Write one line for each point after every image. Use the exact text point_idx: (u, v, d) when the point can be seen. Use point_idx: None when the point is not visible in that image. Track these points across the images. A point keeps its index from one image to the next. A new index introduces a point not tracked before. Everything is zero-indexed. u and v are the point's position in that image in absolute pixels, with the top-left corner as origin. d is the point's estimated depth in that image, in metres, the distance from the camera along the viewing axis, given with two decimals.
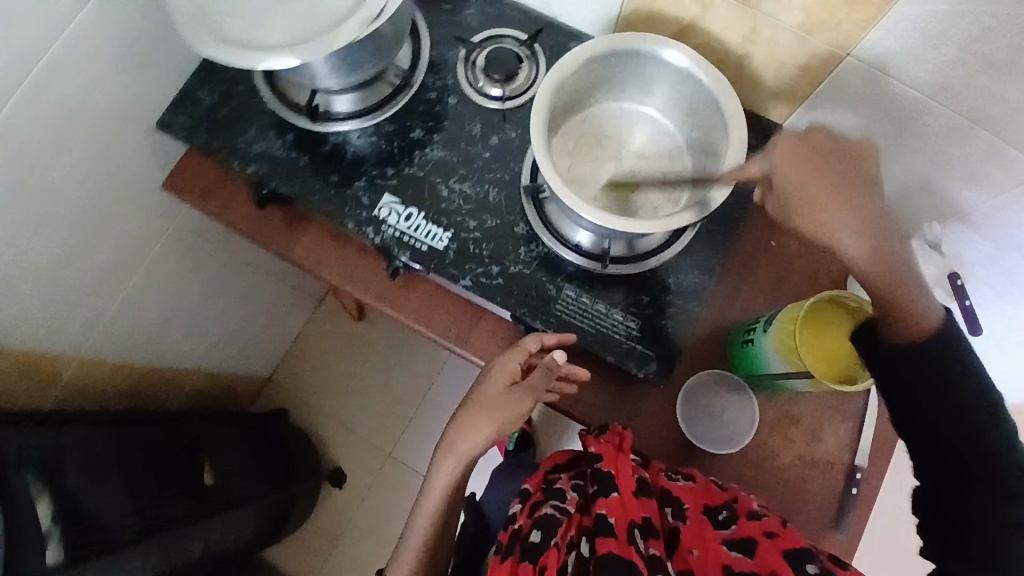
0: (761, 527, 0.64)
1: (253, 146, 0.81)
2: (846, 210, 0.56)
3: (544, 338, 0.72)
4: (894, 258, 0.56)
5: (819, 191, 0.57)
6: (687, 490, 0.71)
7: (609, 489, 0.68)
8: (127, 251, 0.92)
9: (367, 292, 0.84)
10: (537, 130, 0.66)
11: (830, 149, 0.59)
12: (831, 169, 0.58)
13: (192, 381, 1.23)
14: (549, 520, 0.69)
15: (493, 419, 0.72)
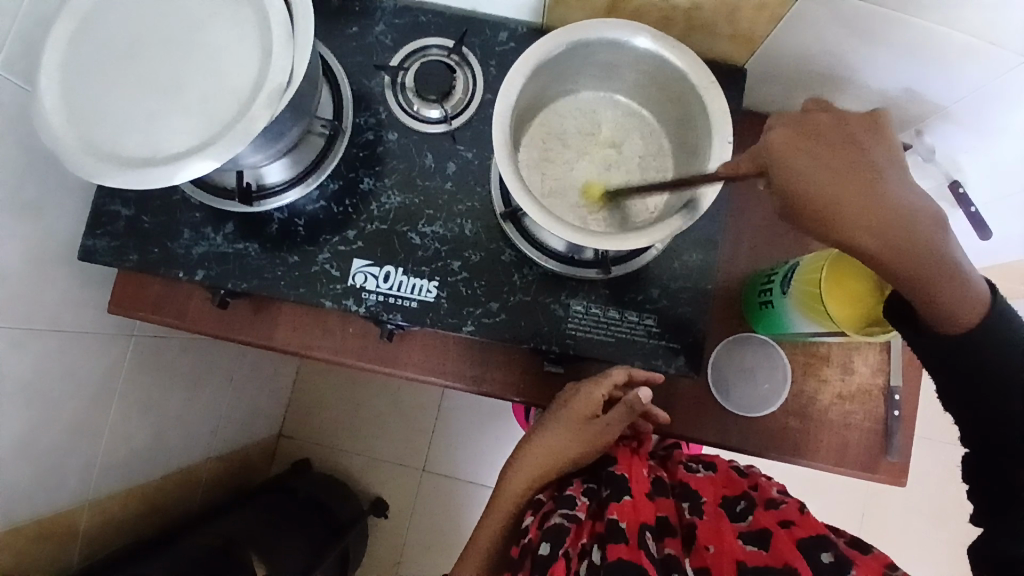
0: (777, 517, 0.61)
1: (194, 249, 0.73)
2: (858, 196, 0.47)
3: (631, 369, 0.69)
4: (923, 244, 0.47)
5: (832, 189, 0.47)
6: (705, 483, 0.70)
7: (621, 492, 0.64)
8: (95, 385, 0.85)
9: (366, 361, 0.78)
10: (501, 159, 0.59)
11: (832, 130, 0.49)
12: (839, 150, 0.49)
13: (206, 471, 1.18)
14: (558, 527, 0.62)
15: (571, 441, 0.68)
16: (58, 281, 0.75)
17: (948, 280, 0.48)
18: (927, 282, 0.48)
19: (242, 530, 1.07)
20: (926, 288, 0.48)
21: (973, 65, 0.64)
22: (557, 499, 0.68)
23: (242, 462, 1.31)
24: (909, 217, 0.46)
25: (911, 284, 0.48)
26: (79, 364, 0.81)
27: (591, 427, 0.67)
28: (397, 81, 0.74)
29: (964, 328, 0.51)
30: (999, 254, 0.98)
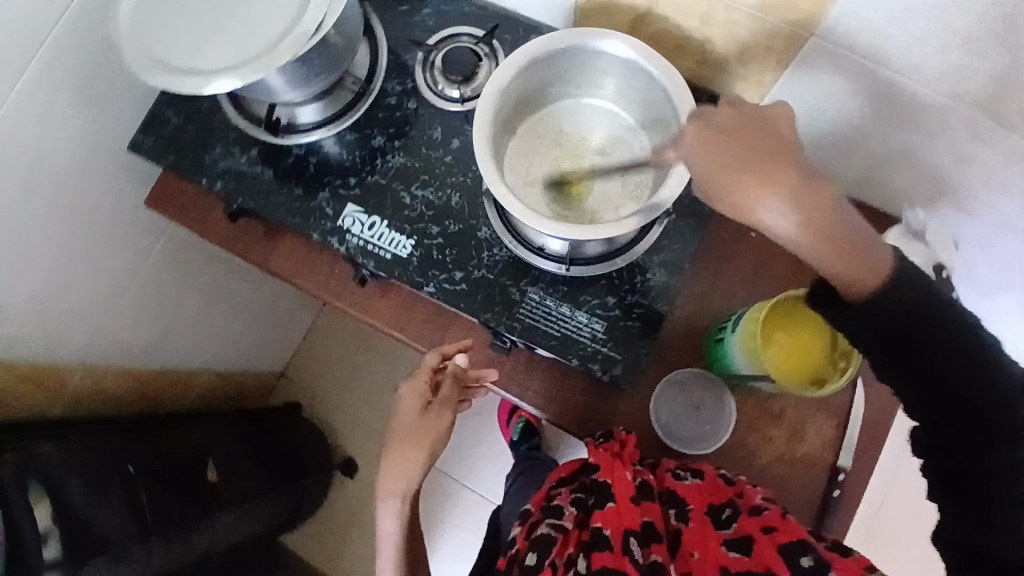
0: (761, 523, 0.61)
1: (220, 163, 0.82)
2: (758, 175, 0.51)
3: (443, 349, 0.76)
4: (821, 212, 0.50)
5: (731, 174, 0.52)
6: (691, 489, 0.68)
7: (605, 498, 0.64)
8: (117, 267, 0.97)
9: (341, 300, 0.83)
10: (479, 135, 0.64)
11: (740, 121, 0.54)
12: (742, 136, 0.53)
13: (203, 380, 1.27)
14: (543, 537, 0.65)
15: (419, 444, 0.73)
16: (109, 164, 0.88)
17: (850, 254, 0.50)
18: (837, 250, 0.50)
19: (210, 440, 1.15)
20: (835, 258, 0.51)
21: (982, 143, 0.63)
22: (544, 508, 0.70)
23: (239, 387, 1.40)
24: (813, 188, 0.50)
25: (825, 252, 0.50)
26: (108, 244, 0.93)
27: (422, 427, 0.73)
28: (428, 59, 0.81)
29: (867, 290, 0.51)
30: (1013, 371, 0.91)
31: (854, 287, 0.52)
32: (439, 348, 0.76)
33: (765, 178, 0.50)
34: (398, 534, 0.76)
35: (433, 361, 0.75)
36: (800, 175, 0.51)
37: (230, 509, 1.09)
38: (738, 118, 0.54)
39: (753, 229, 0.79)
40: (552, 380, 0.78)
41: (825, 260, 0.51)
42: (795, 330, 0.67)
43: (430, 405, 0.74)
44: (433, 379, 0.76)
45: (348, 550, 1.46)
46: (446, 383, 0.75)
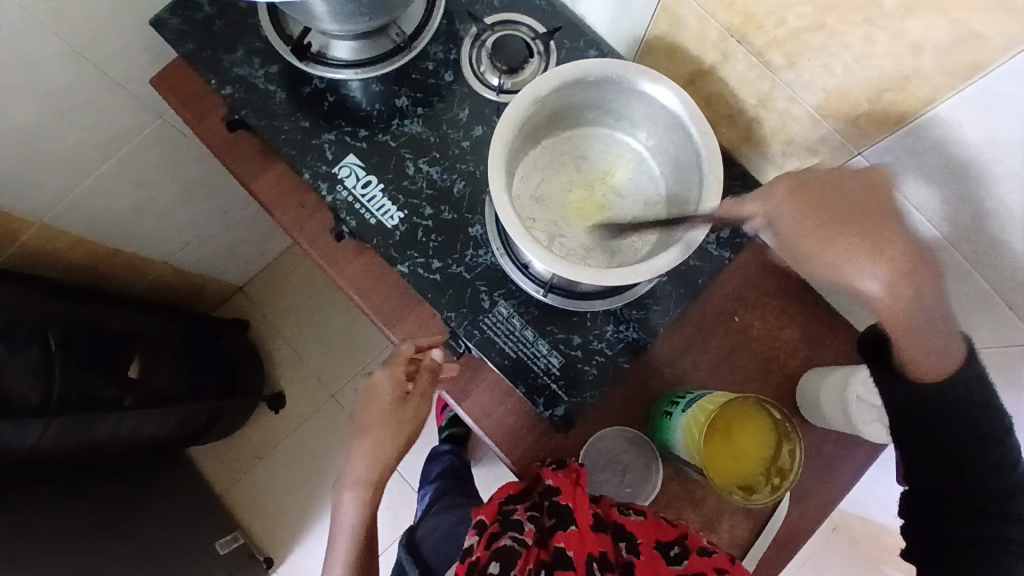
0: (710, 564, 0.64)
1: (236, 69, 0.78)
2: (862, 243, 0.48)
3: (417, 340, 0.75)
4: (923, 292, 0.48)
5: (834, 247, 0.49)
6: (639, 525, 0.68)
7: (568, 521, 0.65)
8: (104, 134, 0.92)
9: (311, 246, 0.79)
10: (500, 134, 0.61)
11: (838, 178, 0.51)
12: (850, 195, 0.50)
13: (158, 270, 1.23)
14: (507, 551, 0.64)
15: (393, 429, 0.74)
16: (125, 30, 0.83)
17: (932, 330, 0.50)
18: (924, 330, 0.50)
19: (147, 331, 1.11)
20: (914, 336, 0.50)
21: (981, 317, 0.62)
22: (501, 519, 0.68)
23: (194, 289, 1.36)
24: (922, 267, 0.48)
25: (908, 329, 0.49)
26: (101, 107, 0.88)
27: (397, 414, 0.74)
28: (480, 36, 0.76)
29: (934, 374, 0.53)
30: None
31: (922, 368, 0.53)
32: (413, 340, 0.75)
33: (868, 247, 0.48)
34: (358, 520, 0.73)
35: (406, 352, 0.73)
36: (914, 250, 0.48)
37: (146, 408, 1.05)
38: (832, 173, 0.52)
39: (737, 314, 0.77)
40: (493, 397, 0.76)
41: (900, 335, 0.50)
42: (743, 436, 0.66)
43: (406, 395, 0.74)
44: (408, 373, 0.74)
45: (250, 479, 1.44)
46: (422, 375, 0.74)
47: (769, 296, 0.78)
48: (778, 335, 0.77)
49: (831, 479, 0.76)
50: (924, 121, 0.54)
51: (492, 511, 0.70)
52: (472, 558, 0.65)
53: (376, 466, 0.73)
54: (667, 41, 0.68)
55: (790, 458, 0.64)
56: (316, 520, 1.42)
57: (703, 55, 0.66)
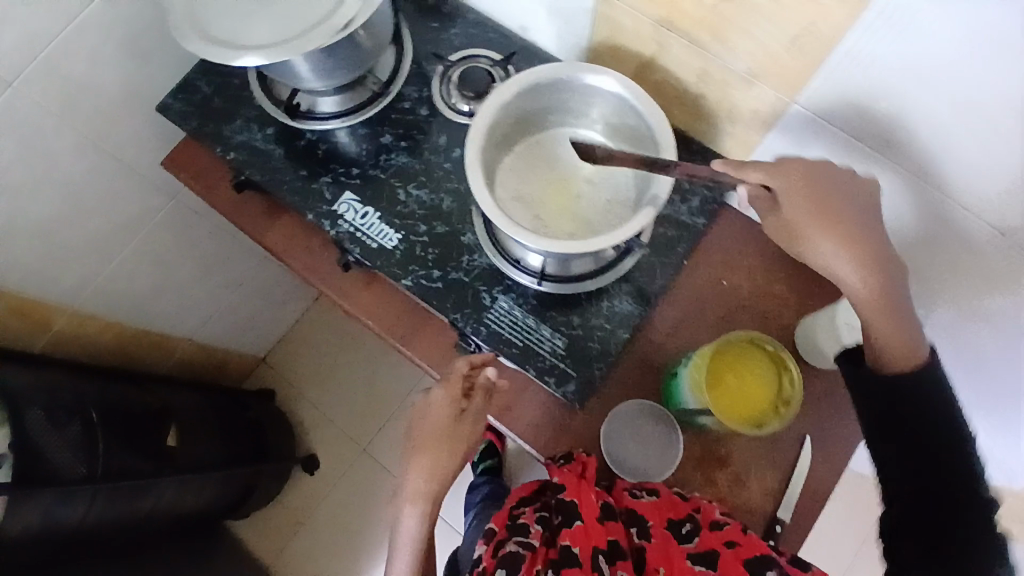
0: (721, 538, 0.68)
1: (237, 136, 0.87)
2: (840, 229, 0.60)
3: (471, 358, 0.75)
4: (891, 290, 0.60)
5: (822, 226, 0.61)
6: (651, 507, 0.71)
7: (573, 518, 0.68)
8: (124, 219, 1.02)
9: (324, 284, 0.85)
10: (473, 139, 0.68)
11: (842, 172, 0.62)
12: (847, 199, 0.61)
13: (183, 348, 1.29)
14: (513, 556, 0.67)
15: (451, 446, 0.74)
16: (137, 122, 0.94)
17: (899, 321, 0.60)
18: (891, 317, 0.60)
19: (178, 405, 1.16)
20: (882, 323, 0.60)
21: None
22: (510, 527, 0.72)
23: (219, 364, 1.42)
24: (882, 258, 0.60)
25: (880, 319, 0.60)
26: (119, 193, 0.98)
27: (456, 432, 0.74)
28: (447, 72, 0.85)
29: (900, 368, 0.61)
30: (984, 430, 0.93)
31: (886, 358, 0.61)
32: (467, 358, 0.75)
33: (846, 234, 0.60)
34: (420, 531, 0.75)
35: (461, 370, 0.74)
36: (880, 246, 0.61)
37: (184, 475, 1.09)
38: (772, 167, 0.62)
39: (725, 278, 0.82)
40: (511, 392, 0.80)
41: (875, 323, 0.61)
42: (745, 380, 0.70)
43: (463, 411, 0.75)
44: (462, 389, 0.75)
45: (294, 545, 1.44)
46: (477, 393, 0.75)
47: (752, 258, 0.83)
48: (767, 291, 0.82)
49: (848, 418, 0.78)
50: (840, 54, 0.61)
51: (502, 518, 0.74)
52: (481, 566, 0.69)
53: (436, 482, 0.74)
54: (611, 44, 0.78)
55: (790, 386, 0.69)
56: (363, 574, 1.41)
57: (643, 49, 0.75)
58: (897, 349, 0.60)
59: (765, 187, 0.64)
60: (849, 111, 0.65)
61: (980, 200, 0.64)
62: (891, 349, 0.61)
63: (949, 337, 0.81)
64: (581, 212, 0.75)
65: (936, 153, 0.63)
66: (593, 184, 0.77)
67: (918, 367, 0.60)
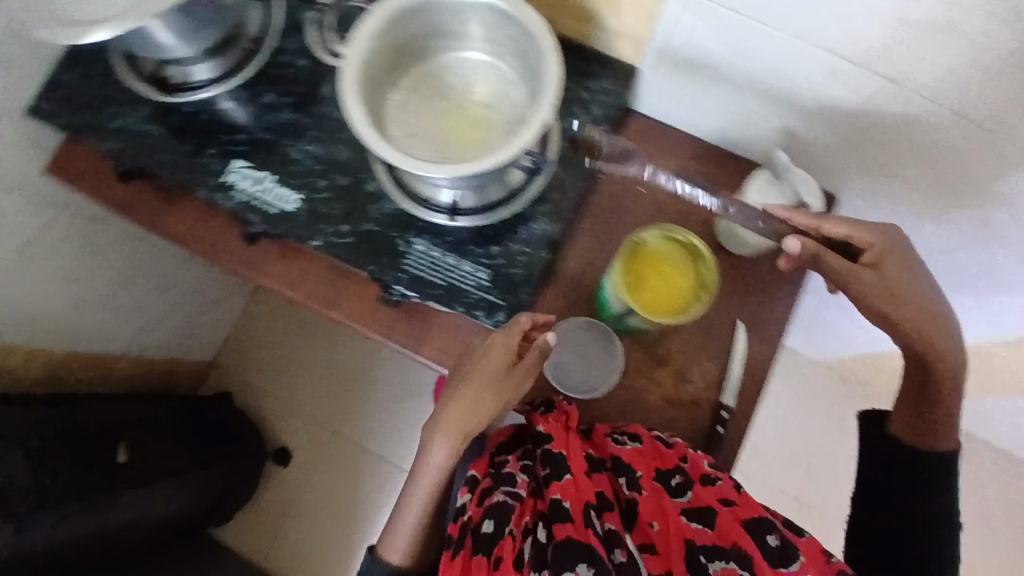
0: (716, 495, 0.64)
1: (113, 123, 0.81)
2: (900, 289, 0.65)
3: (535, 317, 0.71)
4: (956, 358, 0.67)
5: (884, 276, 0.65)
6: (636, 455, 0.68)
7: (562, 472, 0.64)
8: (20, 237, 0.96)
9: (235, 262, 0.82)
10: (347, 76, 0.63)
11: (865, 230, 0.67)
12: (886, 252, 0.66)
13: (122, 365, 1.26)
14: (500, 506, 0.64)
15: (488, 396, 0.69)
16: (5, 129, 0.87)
17: (931, 405, 0.68)
18: (948, 393, 0.67)
19: (127, 422, 1.11)
20: (918, 403, 0.69)
21: (841, 83, 0.65)
22: (496, 476, 0.68)
23: (167, 373, 1.39)
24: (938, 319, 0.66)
25: (928, 376, 0.67)
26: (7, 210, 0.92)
27: (506, 382, 0.69)
28: (319, 19, 0.80)
29: (918, 441, 0.69)
30: None
31: (907, 431, 0.70)
32: (532, 315, 0.71)
33: (901, 288, 0.65)
34: (442, 466, 0.70)
35: (524, 324, 0.70)
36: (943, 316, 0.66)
37: (143, 488, 1.06)
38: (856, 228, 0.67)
39: (642, 184, 0.81)
40: (447, 335, 0.79)
41: (916, 395, 0.69)
42: (664, 276, 0.71)
43: (516, 364, 0.70)
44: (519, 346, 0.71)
45: (282, 538, 1.42)
46: (531, 351, 0.69)
47: (664, 159, 0.82)
48: (683, 189, 0.82)
49: (776, 297, 0.80)
50: None
51: (485, 466, 0.72)
52: (467, 517, 0.66)
53: (470, 425, 0.69)
54: None
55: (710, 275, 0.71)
56: (356, 553, 1.40)
57: None
58: (933, 431, 0.68)
59: (823, 231, 0.68)
60: None
61: (876, 52, 0.59)
62: (930, 428, 0.68)
63: (858, 200, 0.83)
64: (481, 138, 0.72)
65: (825, 13, 0.57)
66: (489, 107, 0.73)
67: (937, 445, 0.68)
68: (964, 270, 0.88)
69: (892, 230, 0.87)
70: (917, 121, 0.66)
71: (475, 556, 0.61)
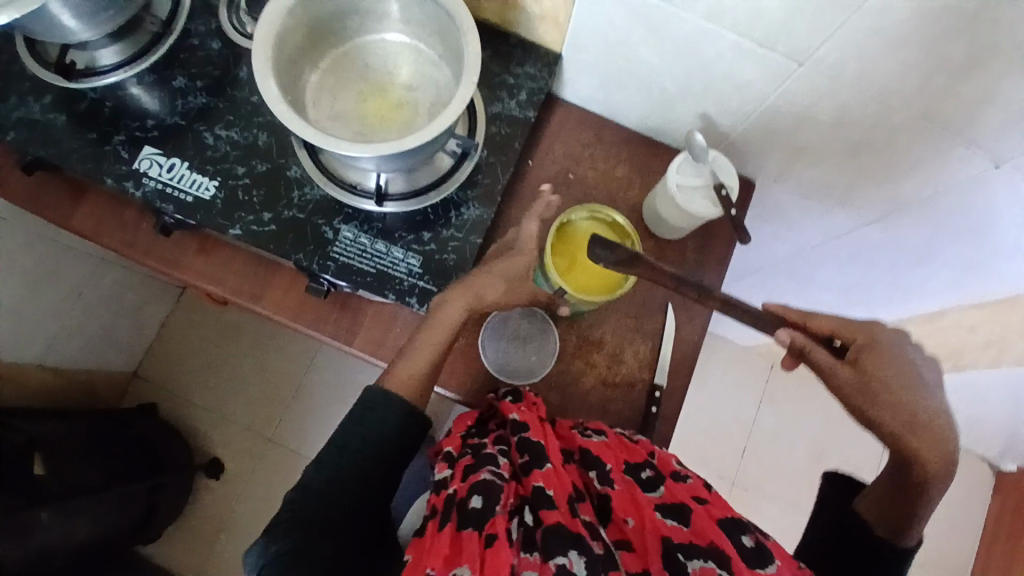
0: (689, 492, 0.60)
1: (14, 112, 0.75)
2: (884, 402, 0.61)
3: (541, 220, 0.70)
4: (945, 467, 0.61)
5: (869, 385, 0.61)
6: (605, 447, 0.65)
7: (542, 459, 0.60)
8: None
9: (149, 256, 0.77)
10: (259, 51, 0.61)
11: (852, 323, 0.64)
12: (878, 365, 0.62)
13: (35, 375, 1.17)
14: (487, 483, 0.58)
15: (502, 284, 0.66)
16: None
17: (902, 512, 0.63)
18: (929, 496, 0.61)
19: (43, 437, 1.03)
20: (891, 504, 0.64)
21: (750, 63, 0.67)
22: (474, 455, 0.62)
23: (84, 386, 1.29)
24: (920, 416, 0.61)
25: (902, 481, 0.63)
26: None
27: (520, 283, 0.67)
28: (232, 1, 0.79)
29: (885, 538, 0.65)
30: (822, 271, 1.04)
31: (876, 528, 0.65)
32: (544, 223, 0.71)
33: (884, 393, 0.61)
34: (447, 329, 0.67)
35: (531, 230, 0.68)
36: (932, 419, 0.61)
37: (62, 505, 0.98)
38: (847, 324, 0.64)
39: (569, 170, 0.82)
40: (378, 326, 0.77)
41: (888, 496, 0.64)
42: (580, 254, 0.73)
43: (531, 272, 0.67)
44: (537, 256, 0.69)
45: (220, 555, 1.35)
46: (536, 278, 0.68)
47: (590, 145, 0.84)
48: (609, 174, 0.83)
49: (703, 277, 0.82)
50: None
51: (459, 444, 0.68)
52: (450, 492, 0.60)
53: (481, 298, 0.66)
54: None
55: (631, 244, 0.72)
56: None
57: None
58: (907, 526, 0.63)
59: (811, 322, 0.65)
60: None
61: (775, 30, 0.62)
62: (906, 524, 0.63)
63: (775, 182, 0.87)
64: (405, 120, 0.72)
65: None
66: (412, 89, 0.74)
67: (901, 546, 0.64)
68: (874, 246, 0.91)
69: (802, 215, 0.92)
70: (824, 98, 0.68)
71: (463, 531, 0.54)
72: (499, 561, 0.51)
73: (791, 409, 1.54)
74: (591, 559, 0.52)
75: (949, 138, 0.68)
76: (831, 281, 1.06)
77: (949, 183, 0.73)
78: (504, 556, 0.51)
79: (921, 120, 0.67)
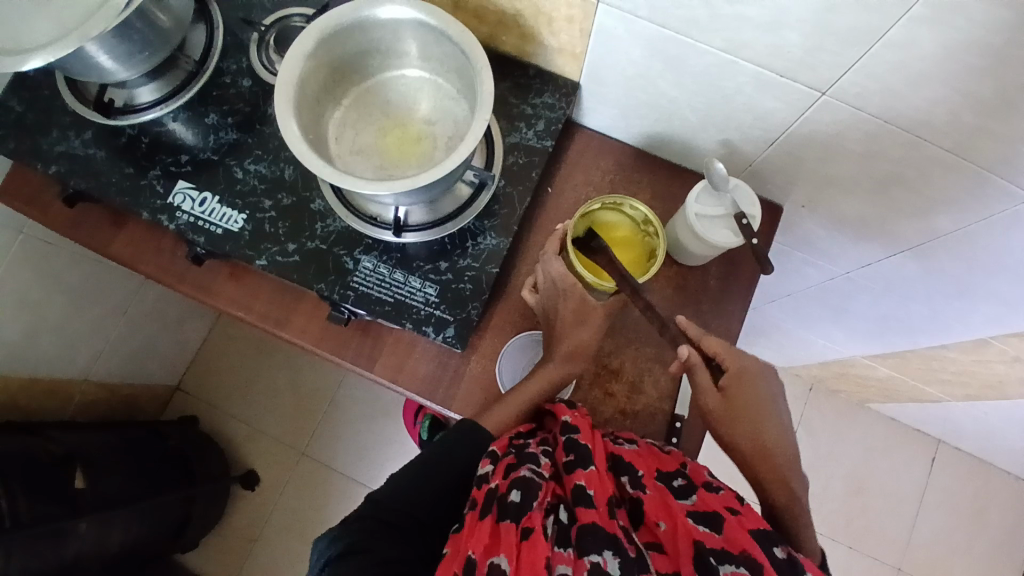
0: (722, 501, 0.56)
1: (56, 147, 0.79)
2: (744, 429, 0.64)
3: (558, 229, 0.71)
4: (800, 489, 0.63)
5: (734, 416, 0.64)
6: (636, 454, 0.62)
7: (587, 461, 0.57)
8: None
9: (182, 283, 0.81)
10: (281, 90, 0.63)
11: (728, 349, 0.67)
12: (741, 393, 0.65)
13: (82, 390, 1.24)
14: (527, 480, 0.54)
15: (588, 318, 0.69)
16: None
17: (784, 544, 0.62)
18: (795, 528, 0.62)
19: (86, 449, 1.09)
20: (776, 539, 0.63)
21: (770, 94, 0.66)
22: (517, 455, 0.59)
23: (128, 398, 1.36)
24: (772, 449, 0.64)
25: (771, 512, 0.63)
26: None
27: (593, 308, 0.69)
28: (262, 38, 0.82)
29: None
30: (861, 297, 1.00)
31: None
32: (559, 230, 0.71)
33: (744, 421, 0.64)
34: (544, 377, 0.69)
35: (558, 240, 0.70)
36: (784, 445, 0.64)
37: (99, 516, 1.03)
38: (727, 349, 0.66)
39: (589, 198, 0.82)
40: (397, 353, 0.78)
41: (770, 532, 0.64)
42: (616, 247, 0.74)
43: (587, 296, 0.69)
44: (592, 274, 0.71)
45: (252, 561, 1.39)
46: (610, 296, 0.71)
47: (610, 172, 0.84)
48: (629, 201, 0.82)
49: (726, 305, 0.80)
50: None
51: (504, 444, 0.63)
52: (490, 486, 0.56)
53: (578, 337, 0.69)
54: None
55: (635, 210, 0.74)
56: None
57: None
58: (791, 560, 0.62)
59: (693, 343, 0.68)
60: (652, 8, 0.61)
61: (796, 61, 0.60)
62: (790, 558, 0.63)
63: (803, 209, 0.85)
64: (425, 154, 0.74)
65: (745, 24, 0.58)
66: (434, 123, 0.75)
67: None
68: (910, 275, 0.87)
69: (834, 241, 0.89)
70: (849, 128, 0.66)
71: (501, 523, 0.51)
72: (534, 555, 0.48)
73: (827, 434, 1.49)
74: (625, 560, 0.48)
75: (981, 173, 0.65)
76: (867, 309, 1.03)
77: (986, 215, 0.70)
78: (541, 548, 0.48)
79: (949, 154, 0.64)
